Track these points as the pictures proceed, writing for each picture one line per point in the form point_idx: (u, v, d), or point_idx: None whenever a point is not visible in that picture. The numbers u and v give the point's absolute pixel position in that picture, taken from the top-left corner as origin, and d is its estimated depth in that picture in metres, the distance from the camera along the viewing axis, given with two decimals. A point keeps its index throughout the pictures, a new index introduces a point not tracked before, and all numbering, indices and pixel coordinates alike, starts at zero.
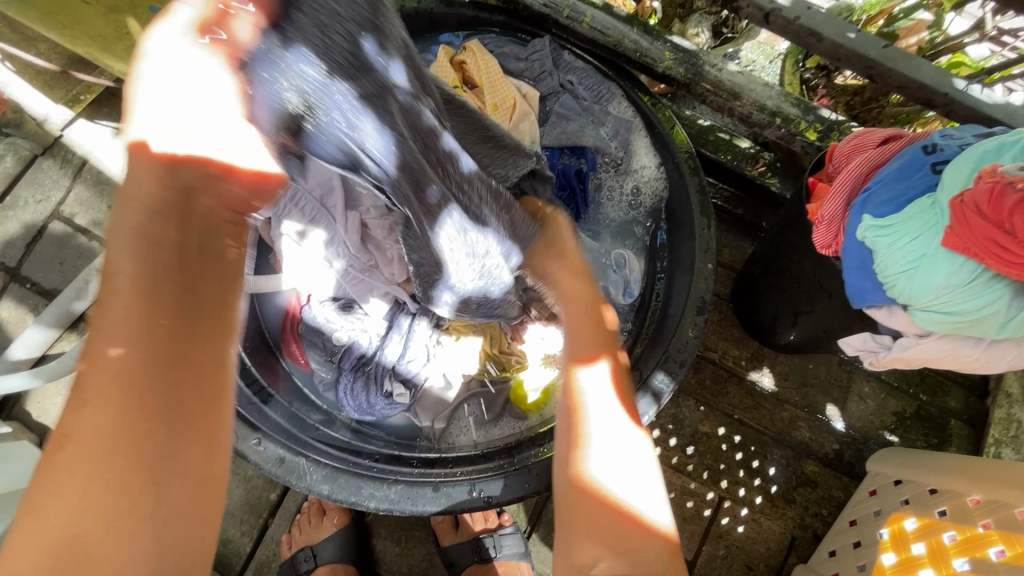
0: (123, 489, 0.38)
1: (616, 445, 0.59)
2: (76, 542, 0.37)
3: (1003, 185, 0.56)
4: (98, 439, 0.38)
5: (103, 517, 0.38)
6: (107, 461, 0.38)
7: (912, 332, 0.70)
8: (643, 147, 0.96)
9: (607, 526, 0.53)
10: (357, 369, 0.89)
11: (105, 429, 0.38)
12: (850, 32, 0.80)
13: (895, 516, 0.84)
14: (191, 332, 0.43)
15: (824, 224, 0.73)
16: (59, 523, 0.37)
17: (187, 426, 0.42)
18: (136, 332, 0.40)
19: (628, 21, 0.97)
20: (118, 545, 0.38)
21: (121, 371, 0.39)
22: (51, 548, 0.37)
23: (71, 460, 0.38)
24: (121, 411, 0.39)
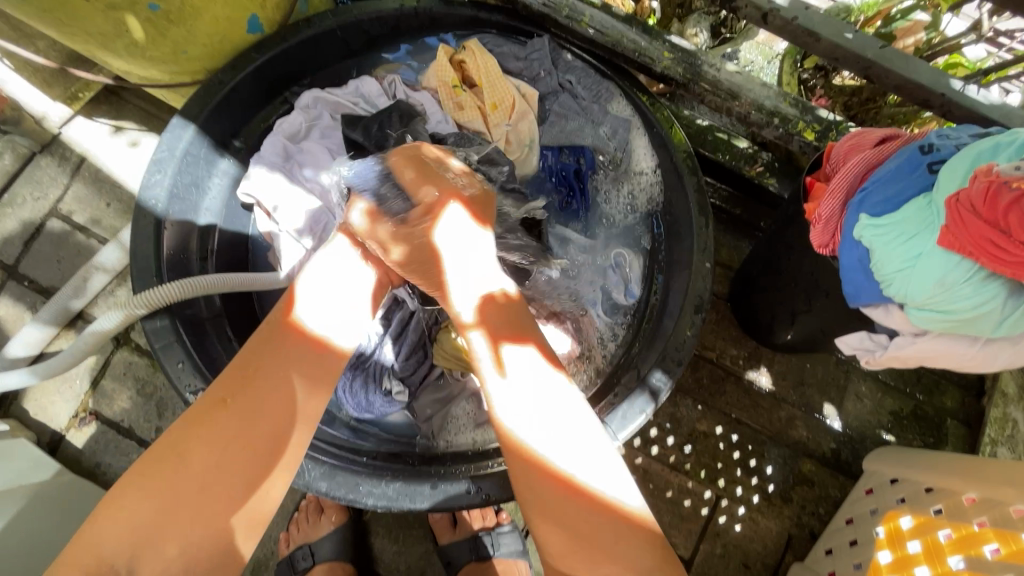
0: (228, 470, 0.58)
1: (581, 435, 0.61)
2: (174, 501, 0.55)
3: (998, 184, 0.57)
4: (221, 426, 0.59)
5: (203, 486, 0.56)
6: (230, 444, 0.59)
7: (908, 330, 0.70)
8: (643, 145, 0.96)
9: (587, 518, 0.57)
10: (355, 367, 0.89)
11: (230, 422, 0.59)
12: (847, 33, 0.81)
13: (890, 514, 0.84)
14: (293, 363, 0.64)
15: (821, 223, 0.73)
16: (168, 487, 0.56)
17: (292, 429, 0.62)
18: (267, 351, 0.64)
19: (627, 20, 0.98)
20: (211, 503, 0.56)
21: (263, 378, 0.62)
22: (156, 508, 0.55)
23: (194, 438, 0.58)
24: (250, 406, 0.60)
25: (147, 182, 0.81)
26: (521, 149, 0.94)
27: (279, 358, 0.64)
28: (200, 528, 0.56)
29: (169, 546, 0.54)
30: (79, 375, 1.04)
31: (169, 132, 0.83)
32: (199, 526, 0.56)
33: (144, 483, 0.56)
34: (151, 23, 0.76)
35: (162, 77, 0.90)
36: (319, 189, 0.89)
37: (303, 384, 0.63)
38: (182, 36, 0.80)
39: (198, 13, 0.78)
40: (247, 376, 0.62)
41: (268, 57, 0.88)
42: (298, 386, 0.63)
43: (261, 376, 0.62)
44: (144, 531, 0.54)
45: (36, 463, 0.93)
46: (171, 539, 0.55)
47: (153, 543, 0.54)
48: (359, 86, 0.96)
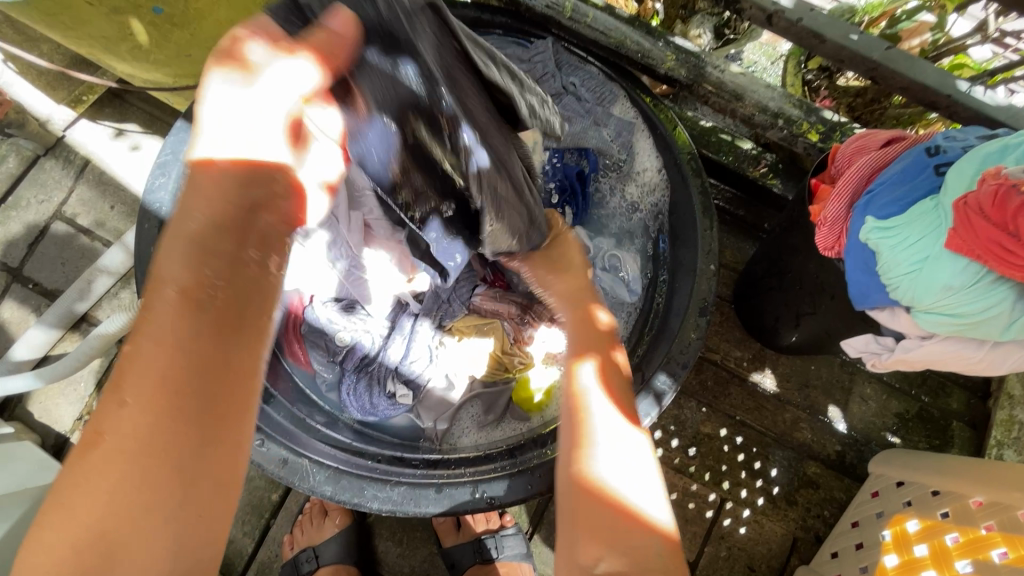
0: (150, 499, 0.40)
1: (620, 440, 0.58)
2: (94, 549, 0.39)
3: (1007, 187, 0.56)
4: (136, 442, 0.39)
5: (124, 522, 0.39)
6: (142, 464, 0.39)
7: (915, 333, 0.69)
8: (647, 148, 0.96)
9: (606, 524, 0.53)
10: (360, 370, 0.90)
11: (150, 415, 0.39)
12: (852, 34, 0.80)
13: (897, 517, 0.83)
14: (206, 339, 0.41)
15: (827, 226, 0.73)
16: (83, 527, 0.39)
17: (225, 425, 0.42)
18: (205, 319, 0.41)
19: (630, 21, 0.98)
20: (140, 547, 0.40)
21: (176, 368, 0.40)
22: (72, 552, 0.39)
23: (97, 458, 0.40)
24: (160, 415, 0.40)
25: (150, 185, 0.81)
26: None
27: (195, 331, 0.41)
28: (151, 548, 0.40)
29: None
30: (84, 377, 1.05)
31: (173, 135, 0.83)
32: (143, 555, 0.40)
33: (54, 524, 0.40)
34: (154, 26, 0.76)
35: (166, 80, 0.90)
36: None
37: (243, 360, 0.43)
38: (186, 39, 0.80)
39: (202, 16, 0.78)
40: (151, 372, 0.40)
41: None
42: (230, 360, 0.42)
43: (173, 356, 0.40)
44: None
45: (42, 466, 0.93)
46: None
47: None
48: None
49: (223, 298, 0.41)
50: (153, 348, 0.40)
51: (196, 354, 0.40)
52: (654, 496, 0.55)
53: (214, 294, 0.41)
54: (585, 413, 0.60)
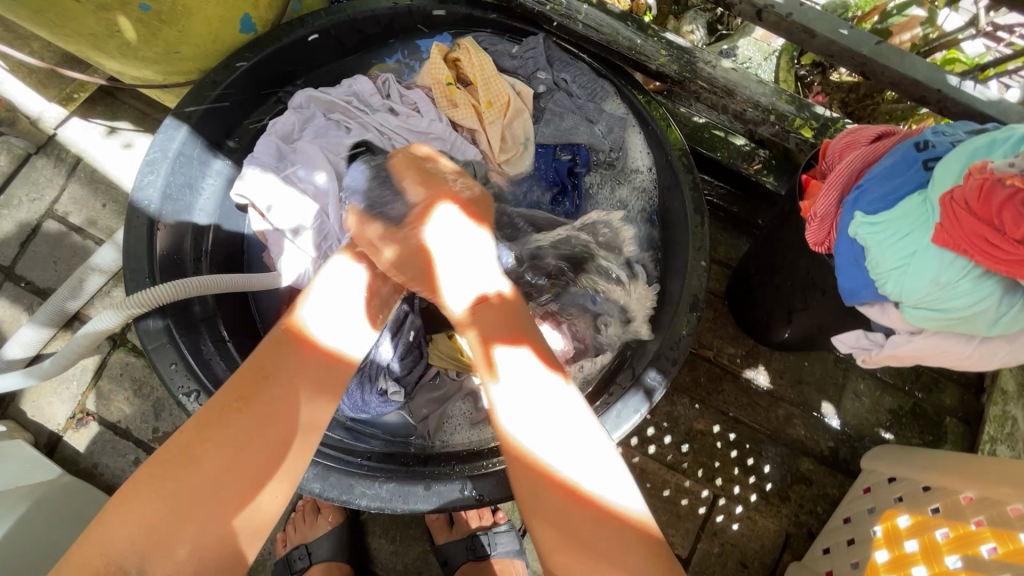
0: (238, 473, 0.54)
1: (580, 437, 0.57)
2: (183, 506, 0.52)
3: (992, 181, 0.56)
4: (241, 424, 0.56)
5: (209, 495, 0.53)
6: (235, 455, 0.54)
7: (904, 328, 0.69)
8: (638, 144, 0.97)
9: (589, 526, 0.54)
10: (352, 367, 0.87)
11: (251, 417, 0.56)
12: (842, 29, 0.80)
13: (888, 513, 0.83)
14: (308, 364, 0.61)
15: (817, 221, 0.73)
16: (176, 487, 0.52)
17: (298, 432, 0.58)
18: (308, 363, 0.61)
19: (622, 17, 0.97)
20: (219, 508, 0.53)
21: (280, 388, 0.58)
22: (163, 506, 0.52)
23: (207, 444, 0.54)
24: (261, 418, 0.56)
25: (139, 183, 0.81)
26: (515, 147, 0.94)
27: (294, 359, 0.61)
28: (219, 525, 0.53)
29: (181, 546, 0.51)
30: (76, 376, 1.05)
31: (162, 133, 0.83)
32: (212, 528, 0.52)
33: (152, 484, 0.52)
34: (142, 23, 0.76)
35: (156, 77, 0.90)
36: (312, 190, 0.88)
37: (320, 396, 0.60)
38: (174, 36, 0.80)
39: (190, 13, 0.78)
40: (266, 377, 0.58)
41: (262, 57, 0.88)
42: (317, 395, 0.60)
43: (281, 378, 0.59)
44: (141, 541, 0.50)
45: (34, 464, 0.93)
46: (182, 539, 0.51)
47: (164, 543, 0.51)
48: (351, 85, 0.96)
49: (308, 354, 0.61)
50: (271, 371, 0.59)
51: (293, 378, 0.59)
52: (626, 489, 0.57)
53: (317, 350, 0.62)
54: (525, 407, 0.58)
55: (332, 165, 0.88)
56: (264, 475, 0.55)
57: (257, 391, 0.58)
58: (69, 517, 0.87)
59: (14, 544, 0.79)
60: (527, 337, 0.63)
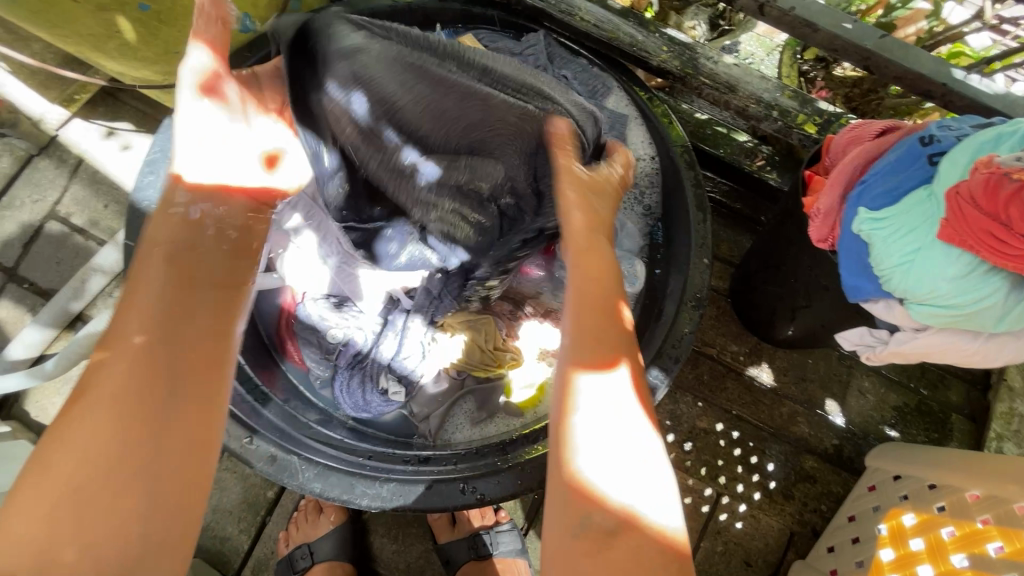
0: (130, 443, 0.46)
1: (626, 440, 0.52)
2: (74, 498, 0.44)
3: (998, 176, 0.55)
4: (122, 388, 0.48)
5: (97, 475, 0.45)
6: (111, 425, 0.46)
7: (909, 325, 0.69)
8: (640, 134, 0.94)
9: (611, 534, 0.48)
10: (353, 366, 0.90)
11: (117, 381, 0.48)
12: (845, 23, 0.79)
13: (894, 511, 0.83)
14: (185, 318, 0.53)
15: (820, 218, 0.72)
16: (62, 483, 0.44)
17: (187, 392, 0.51)
18: (174, 314, 0.53)
19: (624, 15, 0.99)
20: (122, 492, 0.45)
21: (146, 344, 0.50)
22: (52, 501, 0.44)
23: (78, 417, 0.47)
24: (139, 366, 0.49)
25: (140, 183, 0.81)
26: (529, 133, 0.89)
27: (167, 314, 0.53)
28: (121, 513, 0.45)
29: (73, 546, 0.43)
30: (80, 376, 1.05)
31: (162, 133, 0.83)
32: (110, 519, 0.44)
33: (31, 481, 0.45)
34: (141, 23, 0.76)
35: (156, 77, 0.89)
36: None
37: (210, 334, 0.55)
38: (174, 36, 0.80)
39: (189, 13, 0.77)
40: (119, 343, 0.50)
41: (261, 57, 0.87)
42: (197, 331, 0.54)
43: (144, 329, 0.51)
44: (28, 544, 0.42)
45: None
46: (78, 538, 0.43)
47: (55, 548, 0.43)
48: None
49: (193, 295, 0.55)
50: (128, 324, 0.51)
51: (151, 332, 0.51)
52: (663, 498, 0.51)
53: (194, 287, 0.56)
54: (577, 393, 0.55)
55: None
56: (164, 435, 0.48)
57: (118, 351, 0.50)
58: None
59: None
60: (621, 347, 0.58)
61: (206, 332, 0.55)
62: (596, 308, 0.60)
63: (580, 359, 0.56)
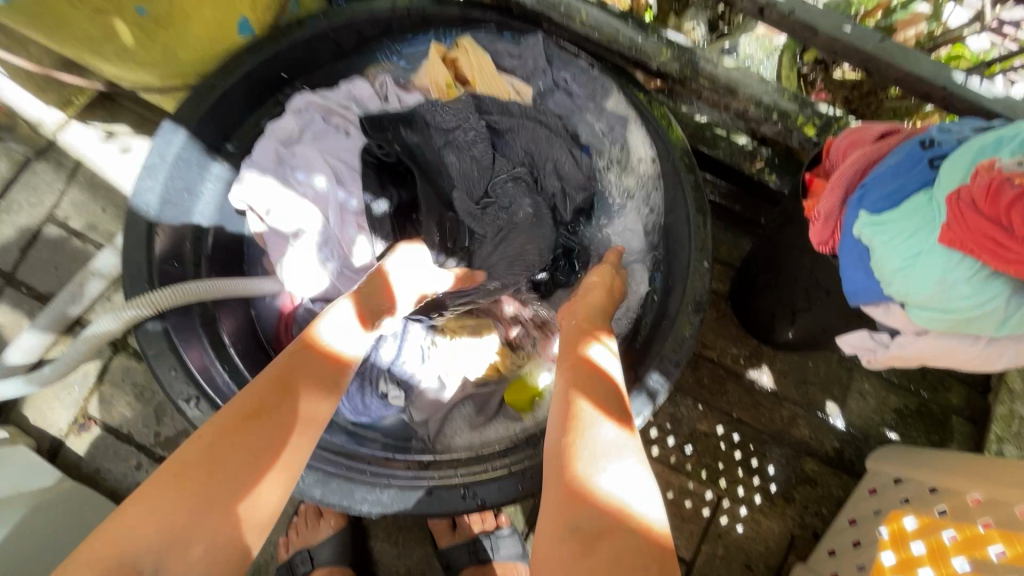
0: (237, 480, 0.53)
1: (613, 447, 0.56)
2: (208, 503, 0.52)
3: (1000, 180, 0.56)
4: (249, 420, 0.56)
5: (201, 504, 0.52)
6: (226, 465, 0.53)
7: (909, 329, 0.69)
8: (639, 138, 0.93)
9: (597, 529, 0.50)
10: (352, 371, 0.89)
11: (243, 427, 0.56)
12: (845, 26, 0.79)
13: (894, 514, 0.82)
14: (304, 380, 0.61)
15: (821, 221, 0.72)
16: (196, 487, 0.52)
17: (291, 429, 0.58)
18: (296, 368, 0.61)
19: (622, 17, 0.95)
20: (219, 524, 0.52)
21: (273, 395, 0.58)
22: (172, 504, 0.51)
23: (203, 450, 0.54)
24: (260, 414, 0.57)
25: (138, 188, 0.81)
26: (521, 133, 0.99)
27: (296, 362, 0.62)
28: (212, 543, 0.51)
29: (185, 557, 0.50)
30: (78, 381, 1.05)
31: (160, 137, 0.82)
32: (200, 546, 0.51)
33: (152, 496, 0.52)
34: (139, 27, 0.76)
35: (154, 81, 0.89)
36: (313, 194, 0.90)
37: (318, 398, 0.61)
38: (172, 40, 0.80)
39: (188, 17, 0.77)
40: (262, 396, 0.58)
41: (260, 60, 0.87)
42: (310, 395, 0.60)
43: (271, 382, 0.59)
44: (160, 528, 0.50)
45: (36, 470, 0.92)
46: (197, 542, 0.51)
47: (162, 557, 0.49)
48: (349, 89, 0.95)
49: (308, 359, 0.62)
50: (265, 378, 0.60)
51: (275, 387, 0.59)
52: (648, 498, 0.54)
53: (310, 353, 0.63)
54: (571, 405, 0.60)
55: (331, 168, 0.91)
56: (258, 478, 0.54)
57: (239, 399, 0.58)
58: (71, 523, 0.87)
59: (15, 551, 0.78)
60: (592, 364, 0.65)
61: (313, 397, 0.61)
62: (580, 342, 0.70)
63: (578, 379, 0.63)
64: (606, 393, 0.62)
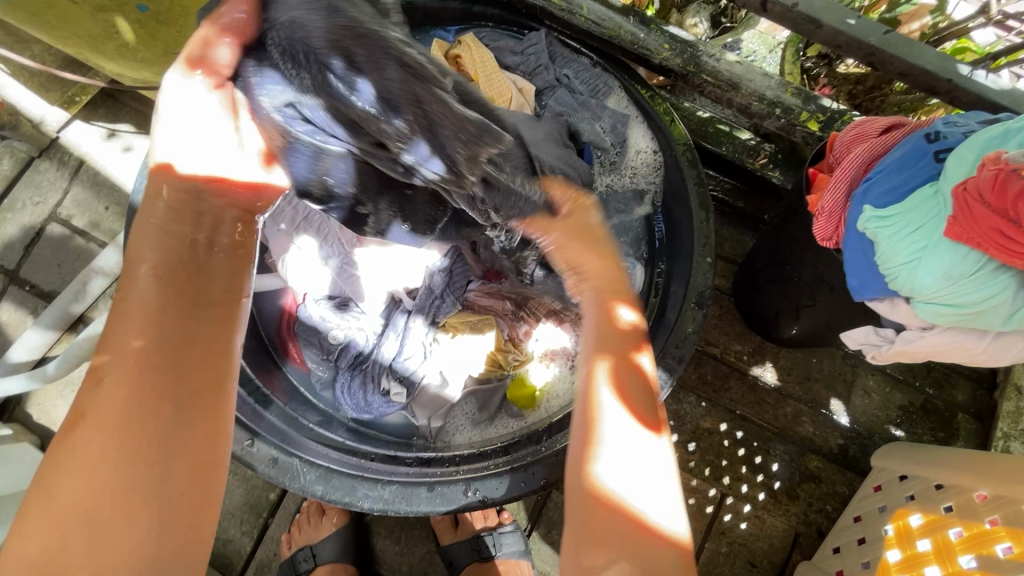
0: (138, 469, 0.44)
1: (640, 450, 0.51)
2: (82, 519, 0.42)
3: (1006, 172, 0.55)
4: (134, 393, 0.45)
5: (106, 503, 0.43)
6: (119, 452, 0.44)
7: (915, 324, 0.68)
8: (641, 133, 0.95)
9: (619, 541, 0.47)
10: (353, 367, 0.90)
11: (127, 403, 0.45)
12: (850, 18, 0.78)
13: (900, 512, 0.82)
14: (186, 344, 0.49)
15: (824, 216, 0.71)
16: (76, 497, 0.42)
17: (201, 397, 0.48)
18: (171, 328, 0.49)
19: (624, 12, 0.96)
20: (128, 522, 0.43)
21: (141, 367, 0.46)
22: (61, 518, 0.42)
23: (81, 440, 0.44)
24: (143, 385, 0.46)
25: (139, 185, 0.81)
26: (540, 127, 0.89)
27: (176, 322, 0.49)
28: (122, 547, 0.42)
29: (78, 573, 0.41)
30: (82, 378, 1.05)
31: None
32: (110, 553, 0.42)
33: (36, 512, 0.42)
34: (140, 24, 0.75)
35: (155, 78, 0.89)
36: None
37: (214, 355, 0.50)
38: (173, 37, 0.80)
39: (189, 13, 0.77)
40: (140, 366, 0.46)
41: None
42: (210, 350, 0.50)
43: (138, 351, 0.47)
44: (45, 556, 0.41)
45: (40, 468, 0.92)
46: (87, 566, 0.41)
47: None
48: None
49: (199, 302, 0.51)
50: (124, 345, 0.47)
51: (148, 360, 0.46)
52: (671, 507, 0.50)
53: (191, 302, 0.51)
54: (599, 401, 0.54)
55: None
56: (171, 458, 0.45)
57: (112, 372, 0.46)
58: None
59: None
60: (618, 343, 0.58)
61: (211, 351, 0.50)
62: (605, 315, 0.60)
63: (608, 373, 0.55)
64: (637, 389, 0.55)
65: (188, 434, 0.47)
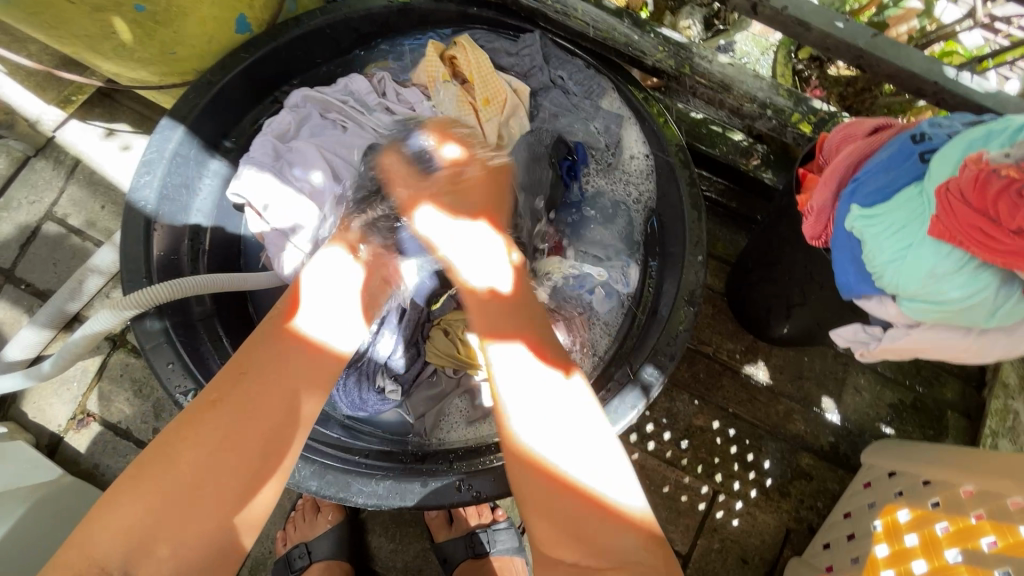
0: (225, 470, 0.54)
1: (588, 436, 0.56)
2: (175, 497, 0.52)
3: (987, 172, 0.57)
4: (246, 407, 0.56)
5: (187, 490, 0.52)
6: (215, 451, 0.54)
7: (902, 321, 0.69)
8: (634, 135, 0.97)
9: (579, 517, 0.53)
10: (349, 366, 0.88)
11: (239, 412, 0.55)
12: (838, 21, 0.79)
13: (888, 507, 0.83)
14: (283, 373, 0.59)
15: (813, 216, 0.72)
16: (170, 482, 0.52)
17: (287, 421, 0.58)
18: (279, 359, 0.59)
19: (618, 14, 0.96)
20: (204, 509, 0.52)
21: (255, 385, 0.57)
22: (153, 495, 0.52)
23: (191, 437, 0.54)
24: (248, 402, 0.56)
25: (136, 183, 0.81)
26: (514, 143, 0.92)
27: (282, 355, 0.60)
28: (195, 528, 0.52)
29: (163, 546, 0.51)
30: (77, 377, 1.05)
31: (158, 133, 0.83)
32: (189, 532, 0.52)
33: (132, 489, 0.52)
34: (137, 24, 0.76)
35: (152, 78, 0.90)
36: (309, 189, 0.89)
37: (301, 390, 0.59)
38: (170, 37, 0.80)
39: (185, 14, 0.78)
40: (245, 373, 0.58)
41: (258, 57, 0.88)
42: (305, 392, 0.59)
43: (255, 377, 0.57)
44: (137, 526, 0.51)
45: (35, 466, 0.93)
46: (166, 539, 0.51)
47: (147, 544, 0.51)
48: (347, 84, 0.96)
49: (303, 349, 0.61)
50: (248, 367, 0.58)
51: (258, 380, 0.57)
52: (628, 486, 0.55)
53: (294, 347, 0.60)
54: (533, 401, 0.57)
55: (329, 165, 0.90)
56: (254, 462, 0.55)
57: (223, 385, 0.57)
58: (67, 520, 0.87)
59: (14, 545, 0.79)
60: (525, 335, 0.61)
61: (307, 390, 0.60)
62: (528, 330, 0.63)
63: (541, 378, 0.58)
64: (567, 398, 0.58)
65: (266, 448, 0.56)
